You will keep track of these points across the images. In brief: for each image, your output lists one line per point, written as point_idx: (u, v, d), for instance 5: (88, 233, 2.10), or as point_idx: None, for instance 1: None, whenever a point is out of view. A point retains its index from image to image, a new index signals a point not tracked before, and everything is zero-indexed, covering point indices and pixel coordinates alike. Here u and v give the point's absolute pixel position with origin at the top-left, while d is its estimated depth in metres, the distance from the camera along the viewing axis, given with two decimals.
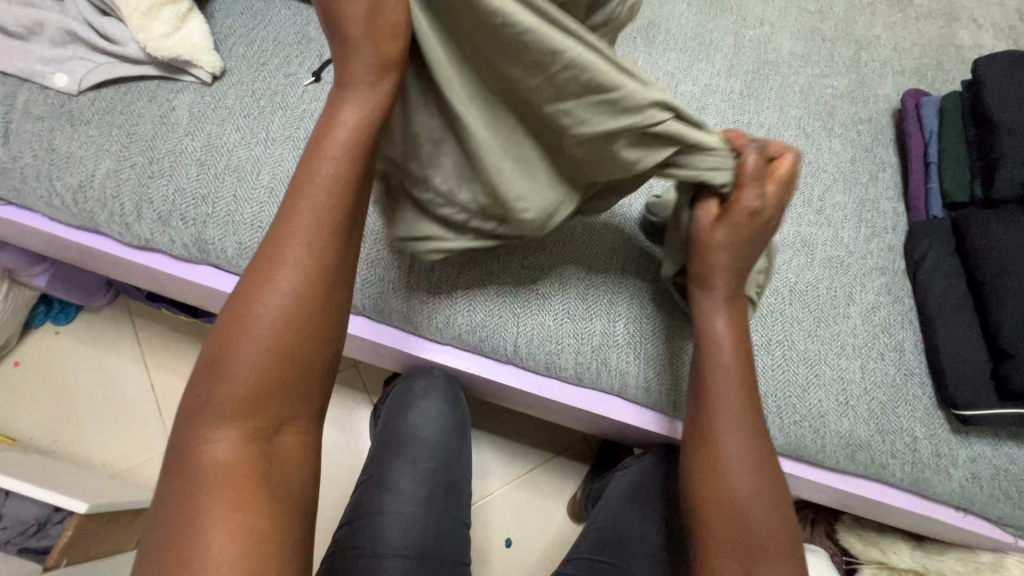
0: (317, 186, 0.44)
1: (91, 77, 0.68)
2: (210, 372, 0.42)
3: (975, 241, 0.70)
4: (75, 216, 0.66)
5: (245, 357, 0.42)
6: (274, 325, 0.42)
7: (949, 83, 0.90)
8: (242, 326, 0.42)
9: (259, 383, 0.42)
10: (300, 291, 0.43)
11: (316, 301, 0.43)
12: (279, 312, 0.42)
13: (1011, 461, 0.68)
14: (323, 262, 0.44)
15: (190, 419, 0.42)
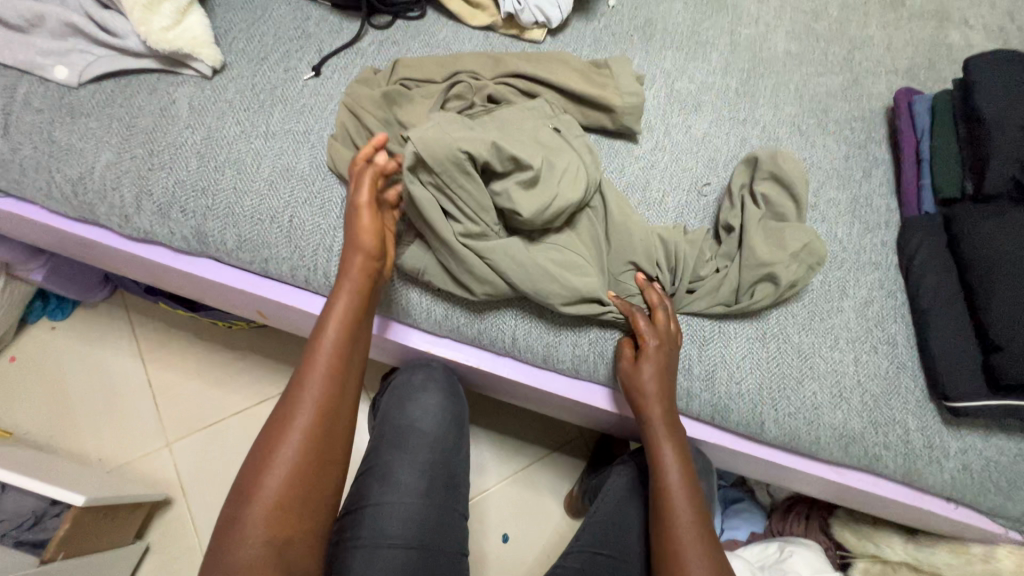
0: (331, 332, 0.55)
1: (92, 69, 0.68)
2: (245, 491, 0.49)
3: (967, 235, 0.71)
4: (75, 207, 0.67)
5: (273, 475, 0.49)
6: (301, 435, 0.51)
7: (941, 81, 0.91)
8: (271, 450, 0.50)
9: (288, 486, 0.49)
10: (324, 400, 0.52)
11: (329, 424, 0.52)
12: (303, 427, 0.51)
13: (1002, 452, 0.69)
14: (333, 391, 0.53)
15: (225, 537, 0.48)
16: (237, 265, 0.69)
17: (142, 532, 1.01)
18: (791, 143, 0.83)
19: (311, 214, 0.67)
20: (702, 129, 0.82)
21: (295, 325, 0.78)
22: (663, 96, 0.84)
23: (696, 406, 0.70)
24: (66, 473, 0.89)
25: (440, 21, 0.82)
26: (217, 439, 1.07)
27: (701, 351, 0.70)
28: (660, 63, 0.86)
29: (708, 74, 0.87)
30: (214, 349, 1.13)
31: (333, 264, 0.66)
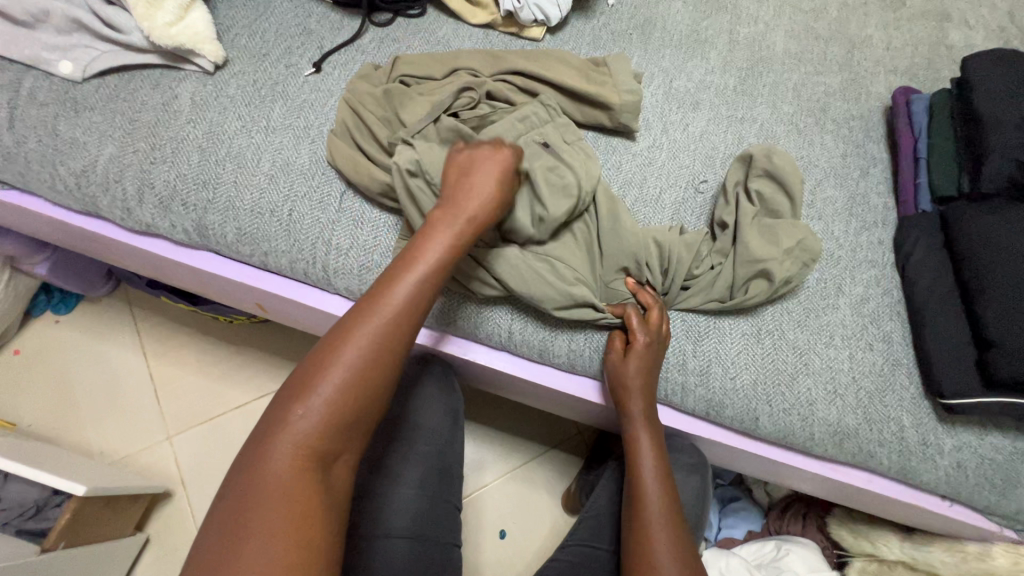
0: (398, 274, 0.54)
1: (96, 64, 0.69)
2: (288, 410, 0.48)
3: (963, 233, 0.71)
4: (78, 200, 0.68)
5: (318, 400, 0.48)
6: (353, 371, 0.50)
7: (940, 81, 0.91)
8: (318, 370, 0.50)
9: (327, 421, 0.48)
10: (375, 344, 0.51)
11: (375, 359, 0.51)
12: (355, 367, 0.50)
13: (997, 450, 0.69)
14: (391, 323, 0.53)
15: (258, 451, 0.48)
16: (237, 258, 0.70)
17: (142, 524, 1.02)
18: (788, 141, 0.83)
19: (311, 208, 0.68)
20: (700, 127, 0.82)
21: (294, 318, 0.79)
22: (661, 94, 0.84)
23: (690, 402, 0.71)
24: (66, 464, 0.90)
25: (439, 19, 0.83)
26: (217, 432, 1.08)
27: (696, 347, 0.70)
28: (659, 62, 0.87)
29: (706, 73, 0.87)
30: (215, 344, 1.14)
31: (331, 258, 0.67)
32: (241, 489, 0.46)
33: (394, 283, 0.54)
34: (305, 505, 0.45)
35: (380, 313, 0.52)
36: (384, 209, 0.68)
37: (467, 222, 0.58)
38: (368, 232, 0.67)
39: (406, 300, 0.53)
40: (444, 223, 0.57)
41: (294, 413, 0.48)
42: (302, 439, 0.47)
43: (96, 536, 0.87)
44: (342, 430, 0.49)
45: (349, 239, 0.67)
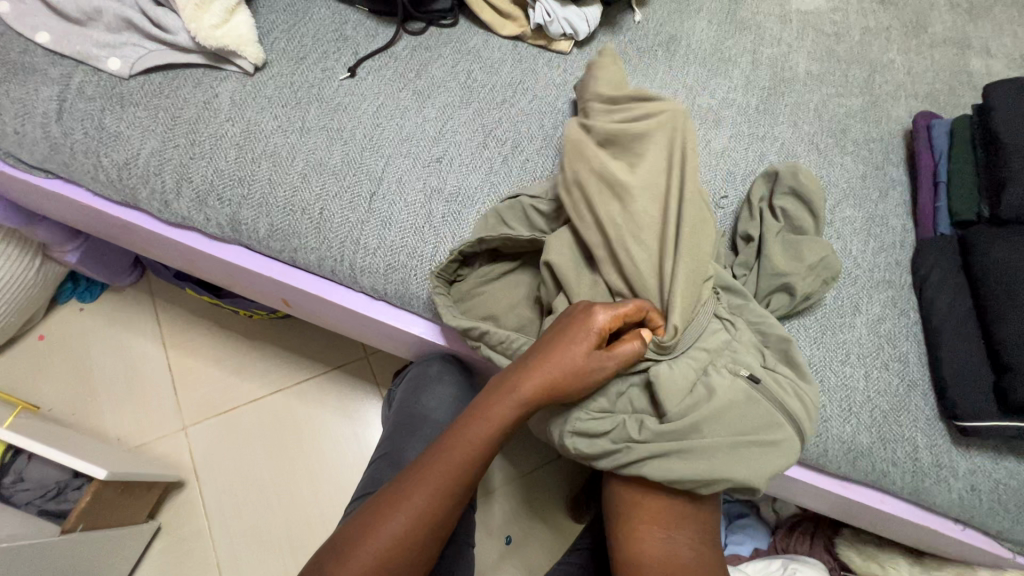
0: (488, 421, 0.56)
1: (143, 62, 0.72)
2: (370, 522, 0.55)
3: (982, 257, 0.72)
4: (118, 191, 0.70)
5: (397, 522, 0.55)
6: (417, 513, 0.55)
7: (960, 107, 0.93)
8: (397, 502, 0.56)
9: (396, 542, 0.54)
10: (445, 493, 0.56)
11: (444, 497, 0.56)
12: (422, 504, 0.55)
13: (1012, 476, 0.69)
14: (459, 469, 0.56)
15: (329, 560, 0.55)
16: (266, 253, 0.72)
17: (154, 511, 1.03)
18: (809, 161, 0.85)
19: (341, 208, 0.70)
20: (722, 143, 0.84)
21: (317, 315, 0.80)
22: (685, 110, 0.86)
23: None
24: (86, 448, 0.92)
25: (470, 29, 0.85)
26: (233, 425, 1.10)
27: None
28: (683, 78, 0.89)
29: (729, 91, 0.89)
30: (235, 337, 1.16)
31: (359, 257, 0.69)
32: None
33: (469, 431, 0.57)
34: None
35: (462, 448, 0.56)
36: (412, 213, 0.70)
37: (555, 385, 0.55)
38: (396, 233, 0.69)
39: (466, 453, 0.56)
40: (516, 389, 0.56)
41: (369, 533, 0.55)
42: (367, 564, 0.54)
43: (114, 520, 0.89)
44: (407, 554, 0.55)
45: (377, 239, 0.69)
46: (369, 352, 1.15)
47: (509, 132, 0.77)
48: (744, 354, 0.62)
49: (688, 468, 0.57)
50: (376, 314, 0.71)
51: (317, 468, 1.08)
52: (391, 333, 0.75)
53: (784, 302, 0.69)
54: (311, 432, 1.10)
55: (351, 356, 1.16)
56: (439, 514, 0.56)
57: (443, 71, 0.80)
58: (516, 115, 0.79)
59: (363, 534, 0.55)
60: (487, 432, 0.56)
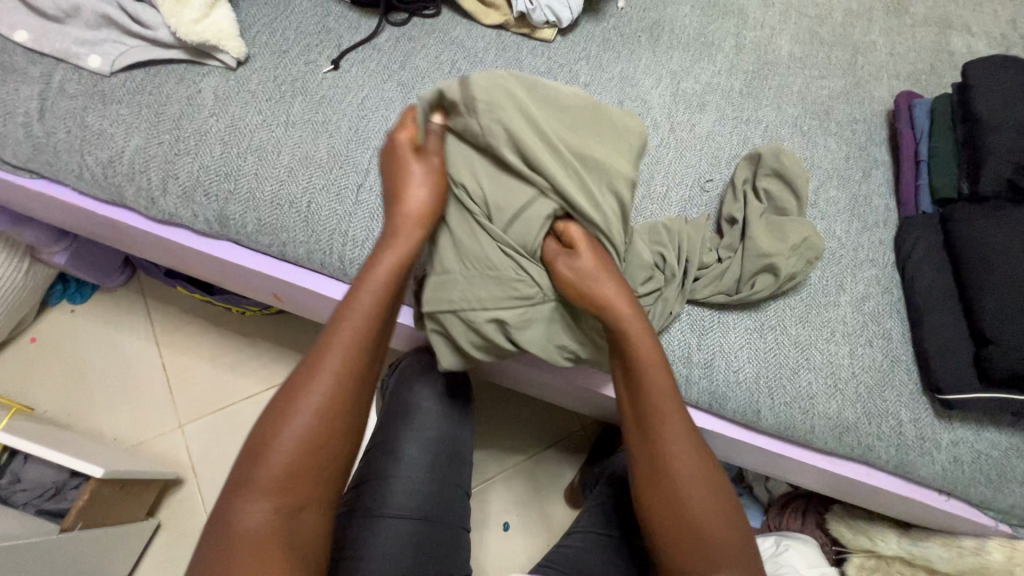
0: (353, 315, 0.56)
1: (123, 59, 0.71)
2: (253, 455, 0.51)
3: (962, 233, 0.73)
4: (104, 189, 0.70)
5: (287, 441, 0.51)
6: (315, 410, 0.52)
7: (942, 87, 0.93)
8: (283, 409, 0.52)
9: (296, 452, 0.51)
10: (339, 386, 0.53)
11: (342, 395, 0.53)
12: (319, 397, 0.52)
13: (992, 446, 0.71)
14: (352, 367, 0.54)
15: (235, 488, 0.51)
16: (255, 248, 0.72)
17: (154, 509, 1.04)
18: (793, 143, 0.85)
19: (329, 200, 0.70)
20: (706, 128, 0.84)
21: (309, 308, 0.81)
22: (669, 96, 0.86)
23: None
24: (82, 447, 0.93)
25: (453, 19, 0.85)
26: (229, 421, 1.10)
27: (701, 341, 0.71)
28: (667, 64, 0.89)
29: (713, 75, 0.89)
30: (228, 334, 1.16)
31: (347, 249, 0.69)
32: (215, 544, 0.48)
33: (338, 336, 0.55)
34: (279, 547, 0.48)
35: (344, 341, 0.55)
36: None
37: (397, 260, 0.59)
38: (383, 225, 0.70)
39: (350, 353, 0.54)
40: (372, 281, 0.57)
41: (263, 462, 0.51)
42: (271, 477, 0.50)
43: (114, 518, 0.90)
44: (297, 489, 0.51)
45: (365, 231, 0.69)
46: (362, 345, 1.17)
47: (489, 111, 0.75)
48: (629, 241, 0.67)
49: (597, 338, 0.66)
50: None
51: None
52: None
53: (774, 280, 0.70)
54: None
55: (345, 350, 1.17)
56: (330, 423, 0.52)
57: (427, 61, 0.80)
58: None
59: (251, 469, 0.51)
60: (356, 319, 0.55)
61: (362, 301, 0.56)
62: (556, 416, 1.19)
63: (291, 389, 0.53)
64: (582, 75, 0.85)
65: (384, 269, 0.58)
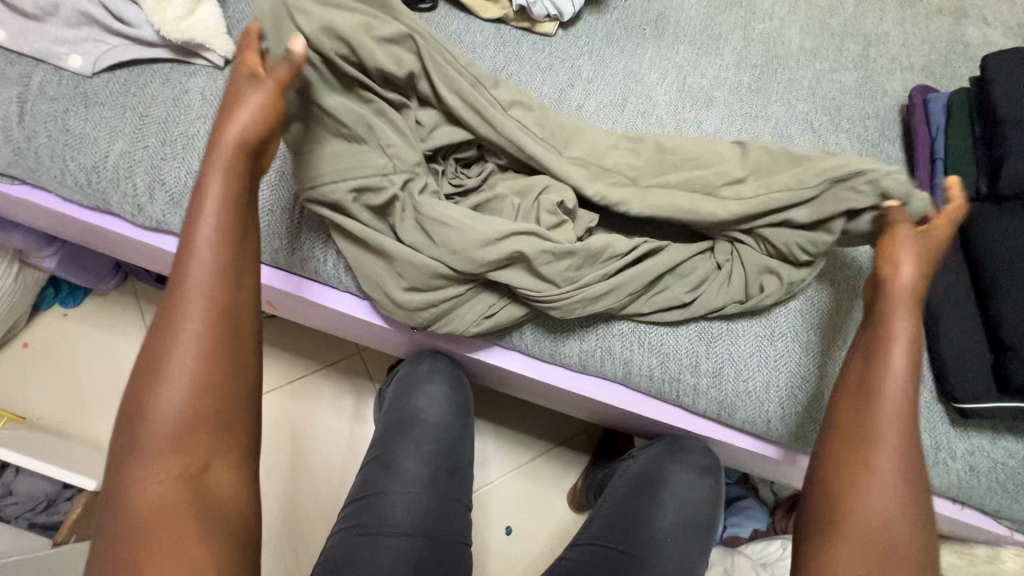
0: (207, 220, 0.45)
1: (106, 59, 0.68)
2: (131, 412, 0.42)
3: (981, 234, 0.70)
4: (89, 196, 0.67)
5: (162, 407, 0.41)
6: (190, 342, 0.43)
7: (957, 80, 0.90)
8: (156, 350, 0.43)
9: (185, 396, 0.42)
10: (213, 304, 0.44)
11: (220, 316, 0.44)
12: (193, 328, 0.43)
13: (1009, 454, 0.68)
14: (223, 286, 0.44)
15: (119, 464, 0.41)
16: None
17: None
18: (804, 140, 0.82)
19: None
20: (714, 125, 0.81)
21: (304, 314, 0.79)
22: (675, 92, 0.83)
23: (646, 362, 0.68)
24: (76, 456, 0.91)
25: (450, 13, 0.82)
26: None
27: (709, 348, 0.69)
28: (672, 58, 0.86)
29: (721, 69, 0.86)
30: None
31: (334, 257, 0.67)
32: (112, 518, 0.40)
33: (191, 272, 0.44)
34: (188, 513, 0.40)
35: (207, 264, 0.44)
36: None
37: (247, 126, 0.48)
38: None
39: (207, 286, 0.44)
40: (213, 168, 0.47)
41: (142, 420, 0.41)
42: (156, 432, 0.41)
43: None
44: (196, 435, 0.41)
45: None
46: (361, 347, 1.15)
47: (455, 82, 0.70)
48: (554, 178, 0.68)
49: (505, 240, 0.61)
50: (346, 309, 0.70)
51: (312, 467, 1.07)
52: (379, 331, 0.74)
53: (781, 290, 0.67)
54: (306, 430, 1.09)
55: (344, 352, 1.15)
56: (213, 350, 0.43)
57: None
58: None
59: (132, 427, 0.42)
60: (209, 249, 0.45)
61: (206, 203, 0.46)
62: (559, 418, 1.17)
63: (155, 331, 0.43)
64: (584, 71, 0.82)
65: (224, 160, 0.47)
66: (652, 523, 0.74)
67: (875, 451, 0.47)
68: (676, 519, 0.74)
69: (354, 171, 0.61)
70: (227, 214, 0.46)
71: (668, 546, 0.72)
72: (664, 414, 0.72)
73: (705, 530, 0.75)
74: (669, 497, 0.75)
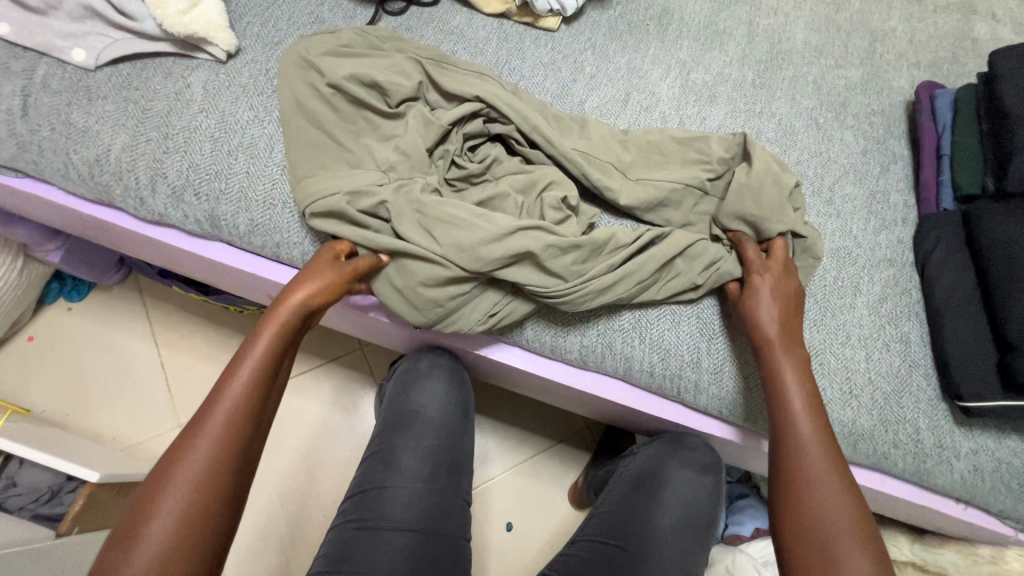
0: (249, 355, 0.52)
1: (109, 52, 0.69)
2: (140, 507, 0.45)
3: (986, 231, 0.69)
4: (91, 189, 0.67)
5: (159, 525, 0.43)
6: (215, 448, 0.47)
7: (965, 76, 0.89)
8: (183, 447, 0.47)
9: (190, 501, 0.45)
10: (236, 420, 0.49)
11: (241, 432, 0.49)
12: (216, 434, 0.48)
13: (1014, 454, 0.68)
14: (249, 408, 0.50)
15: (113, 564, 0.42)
16: (249, 249, 0.70)
17: None
18: (808, 136, 0.82)
19: None
20: (717, 121, 0.81)
21: None
22: (678, 87, 0.82)
23: (647, 358, 0.68)
24: (79, 448, 0.92)
25: (452, 8, 0.82)
26: None
27: (710, 344, 0.68)
28: (676, 53, 0.85)
29: (725, 65, 0.85)
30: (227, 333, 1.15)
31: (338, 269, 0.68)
32: None
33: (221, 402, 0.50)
34: None
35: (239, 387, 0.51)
36: None
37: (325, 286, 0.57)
38: None
39: (235, 406, 0.49)
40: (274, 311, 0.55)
41: (147, 521, 0.43)
42: (160, 533, 0.43)
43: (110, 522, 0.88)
44: (190, 537, 0.44)
45: None
46: (363, 343, 1.15)
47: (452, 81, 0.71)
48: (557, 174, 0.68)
49: (516, 234, 0.62)
50: (348, 304, 0.70)
51: (313, 463, 1.07)
52: (380, 326, 0.75)
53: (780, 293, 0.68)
54: (308, 425, 1.10)
55: (345, 348, 1.16)
56: (230, 458, 0.47)
57: None
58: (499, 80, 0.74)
59: (135, 525, 0.44)
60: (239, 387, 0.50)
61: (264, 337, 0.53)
62: (560, 415, 1.17)
63: (189, 428, 0.48)
64: (587, 66, 0.81)
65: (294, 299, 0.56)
66: (653, 521, 0.73)
67: (803, 478, 0.52)
68: (677, 518, 0.74)
69: (348, 182, 0.63)
70: (272, 346, 0.53)
71: (669, 545, 0.71)
72: (665, 411, 0.71)
73: (705, 529, 0.75)
74: (670, 496, 0.75)
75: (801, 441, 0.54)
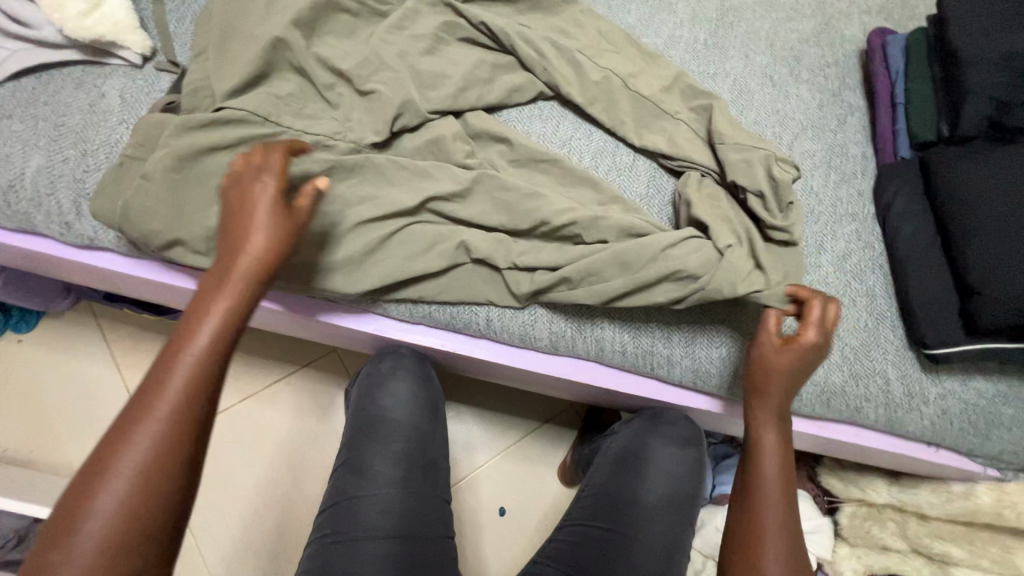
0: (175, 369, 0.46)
1: (7, 66, 0.63)
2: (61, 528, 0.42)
3: (945, 177, 0.69)
4: (11, 218, 0.62)
5: (139, 430, 0.44)
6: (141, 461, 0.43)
7: (915, 19, 0.88)
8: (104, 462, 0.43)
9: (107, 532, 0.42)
10: (167, 437, 0.44)
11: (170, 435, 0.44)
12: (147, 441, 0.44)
13: (980, 395, 0.69)
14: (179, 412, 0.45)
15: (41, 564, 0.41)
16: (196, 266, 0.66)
17: None
18: (765, 95, 0.80)
19: None
20: None
21: (261, 319, 0.76)
22: None
23: (617, 338, 0.67)
24: (46, 483, 0.89)
25: None
26: None
27: (680, 318, 0.68)
28: (625, 19, 0.82)
29: (675, 27, 0.83)
30: None
31: None
32: None
33: (153, 416, 0.44)
34: None
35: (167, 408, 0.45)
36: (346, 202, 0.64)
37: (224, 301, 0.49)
38: None
39: (160, 427, 0.44)
40: (223, 276, 0.49)
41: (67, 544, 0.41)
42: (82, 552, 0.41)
43: None
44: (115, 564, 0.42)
45: None
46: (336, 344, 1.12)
47: (387, 71, 0.67)
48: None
49: None
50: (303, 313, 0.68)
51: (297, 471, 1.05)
52: (342, 331, 0.72)
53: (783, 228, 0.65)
54: (287, 433, 1.07)
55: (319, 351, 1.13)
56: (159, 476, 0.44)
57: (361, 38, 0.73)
58: (437, 64, 0.69)
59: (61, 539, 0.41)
60: (174, 407, 0.44)
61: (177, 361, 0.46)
62: (543, 396, 1.17)
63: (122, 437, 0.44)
64: None
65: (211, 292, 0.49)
66: (636, 500, 0.74)
67: (767, 533, 0.55)
68: (662, 495, 0.74)
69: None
70: (210, 349, 0.47)
71: (654, 522, 0.73)
72: (640, 387, 0.71)
73: (691, 501, 0.75)
74: (649, 472, 0.76)
75: (766, 484, 0.57)
